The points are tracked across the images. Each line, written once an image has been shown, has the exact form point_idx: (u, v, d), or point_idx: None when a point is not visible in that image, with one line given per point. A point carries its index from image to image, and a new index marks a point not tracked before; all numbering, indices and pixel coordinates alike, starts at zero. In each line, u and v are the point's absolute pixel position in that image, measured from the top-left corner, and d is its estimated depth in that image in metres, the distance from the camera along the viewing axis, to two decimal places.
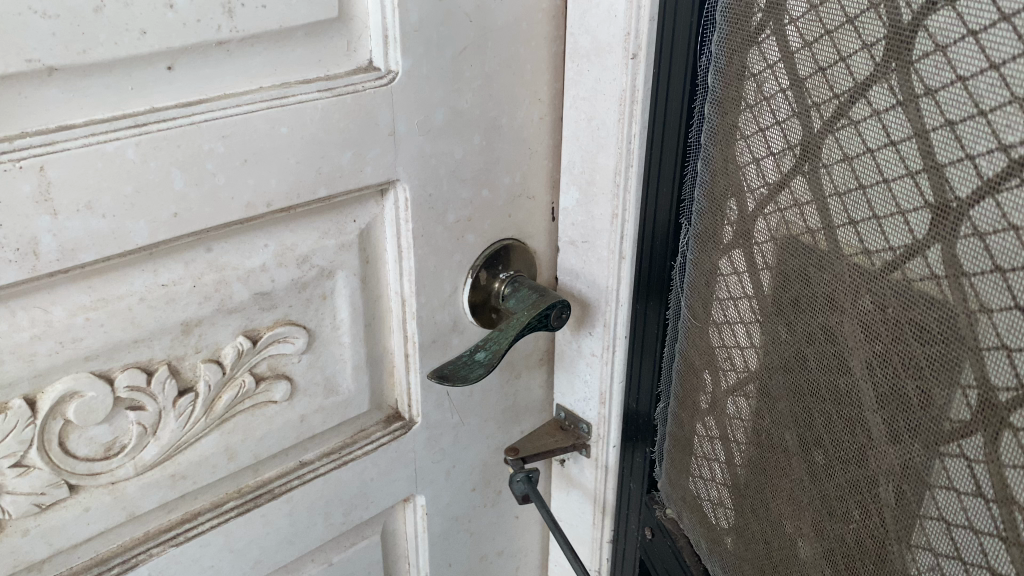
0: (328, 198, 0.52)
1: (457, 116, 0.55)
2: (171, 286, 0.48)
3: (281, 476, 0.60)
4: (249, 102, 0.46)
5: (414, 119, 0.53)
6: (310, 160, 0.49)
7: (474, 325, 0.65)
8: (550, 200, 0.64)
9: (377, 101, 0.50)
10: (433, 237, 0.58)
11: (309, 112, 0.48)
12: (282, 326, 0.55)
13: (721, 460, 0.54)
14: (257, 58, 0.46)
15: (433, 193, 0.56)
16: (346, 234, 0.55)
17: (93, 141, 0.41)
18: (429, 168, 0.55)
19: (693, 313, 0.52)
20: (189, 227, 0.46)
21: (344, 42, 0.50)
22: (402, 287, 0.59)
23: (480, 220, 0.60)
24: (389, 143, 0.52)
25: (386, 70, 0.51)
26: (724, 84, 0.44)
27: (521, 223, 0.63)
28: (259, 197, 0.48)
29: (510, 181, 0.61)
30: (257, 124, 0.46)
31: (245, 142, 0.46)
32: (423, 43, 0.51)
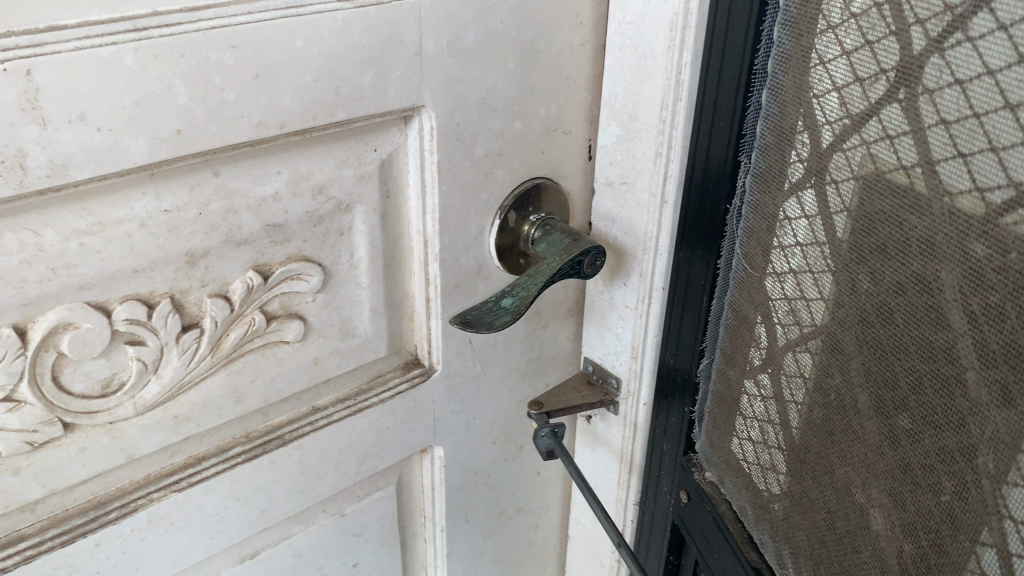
0: (346, 123, 0.47)
1: (490, 37, 0.50)
2: (174, 213, 0.44)
3: (292, 422, 0.56)
4: (263, 10, 0.41)
5: (443, 39, 0.48)
6: (327, 79, 0.44)
7: (501, 270, 0.60)
8: (587, 138, 0.60)
9: (403, 15, 0.45)
10: (460, 172, 0.53)
11: (326, 24, 0.43)
12: (295, 262, 0.50)
13: (775, 420, 0.50)
14: None
15: (462, 123, 0.51)
16: (366, 164, 0.51)
17: (87, 44, 0.37)
18: (457, 94, 0.50)
19: (750, 263, 0.49)
20: (193, 147, 0.42)
21: None
22: (425, 226, 0.55)
23: (511, 155, 0.55)
24: (415, 64, 0.47)
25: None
26: (803, 2, 0.39)
27: (555, 162, 0.59)
28: (271, 118, 0.44)
29: (545, 114, 0.56)
30: (270, 34, 0.41)
31: (257, 53, 0.41)
32: None
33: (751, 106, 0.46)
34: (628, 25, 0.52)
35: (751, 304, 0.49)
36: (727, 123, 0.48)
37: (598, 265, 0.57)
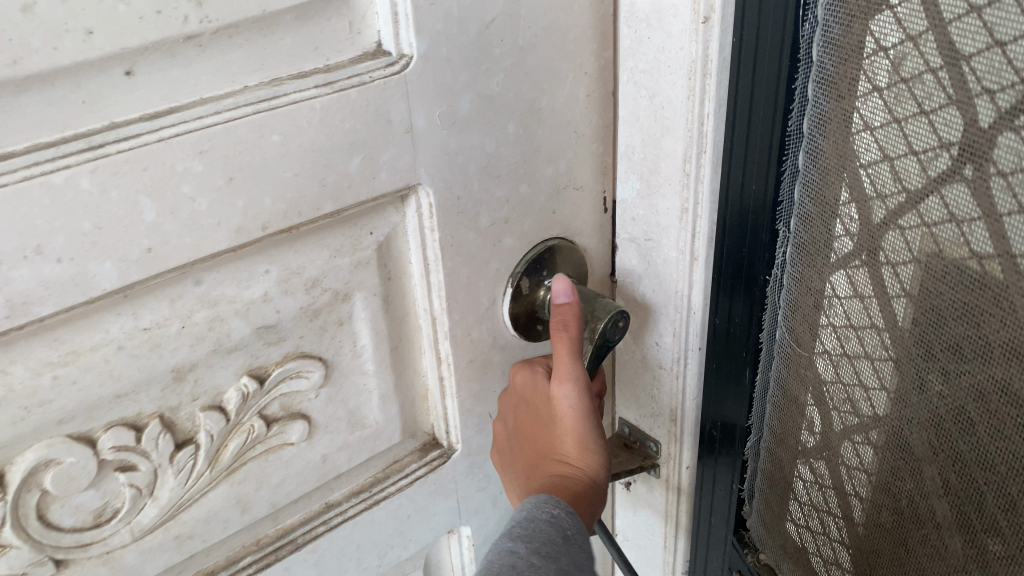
0: (338, 212, 0.43)
1: (487, 102, 0.45)
2: (154, 330, 0.40)
3: (305, 523, 0.52)
4: (231, 107, 0.37)
5: (435, 112, 0.43)
6: (311, 171, 0.40)
7: (518, 338, 0.56)
8: (603, 190, 0.55)
9: (388, 92, 0.41)
10: (465, 246, 0.49)
11: (303, 114, 0.39)
12: (293, 360, 0.46)
13: (832, 493, 0.49)
14: (236, 53, 0.37)
15: (462, 196, 0.47)
16: (362, 249, 0.46)
17: (36, 172, 0.33)
18: (456, 167, 0.46)
19: (796, 338, 0.47)
20: (168, 263, 0.38)
21: (346, 23, 0.40)
22: (431, 304, 0.51)
23: (519, 221, 0.51)
24: (406, 142, 0.43)
25: (399, 56, 0.41)
26: (840, 62, 0.37)
27: (569, 220, 0.54)
28: (252, 220, 0.39)
29: (553, 173, 0.51)
30: (242, 133, 0.37)
31: (229, 156, 0.37)
32: (442, 17, 0.41)
33: (787, 170, 0.42)
34: (641, 71, 0.47)
35: (798, 379, 0.47)
36: (761, 193, 0.44)
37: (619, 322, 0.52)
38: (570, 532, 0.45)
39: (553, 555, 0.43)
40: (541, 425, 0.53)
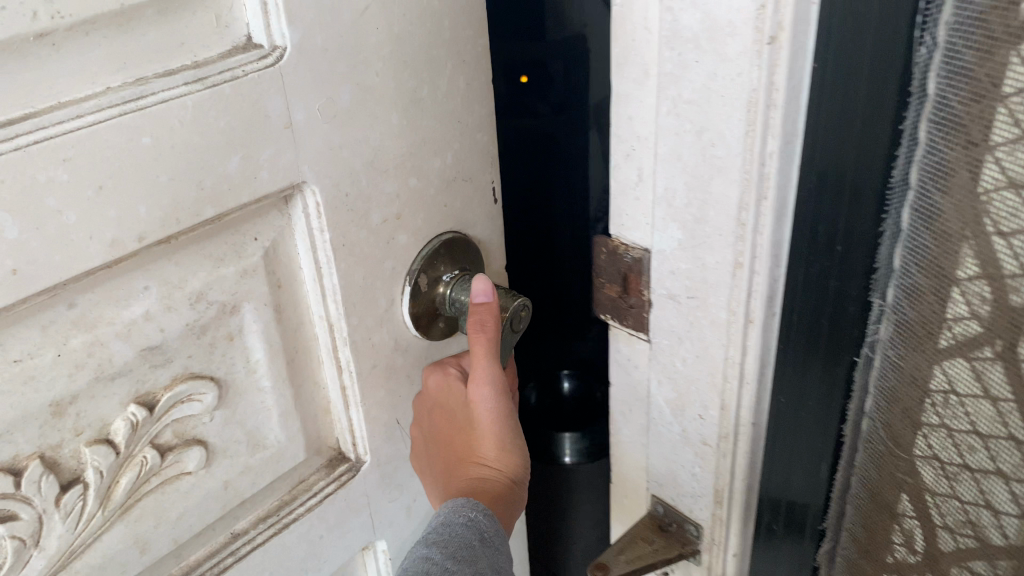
0: (217, 218, 0.41)
1: (367, 94, 0.45)
2: (26, 361, 0.36)
3: (210, 557, 0.48)
4: (96, 110, 0.34)
5: (314, 105, 0.42)
6: (185, 175, 0.38)
7: (420, 338, 0.55)
8: (490, 181, 0.57)
9: (262, 86, 0.39)
10: (359, 245, 0.48)
11: (174, 113, 0.36)
12: (182, 383, 0.43)
13: (926, 562, 0.50)
14: (93, 53, 0.35)
15: (350, 192, 0.46)
16: (247, 257, 0.44)
17: None
18: (342, 162, 0.45)
19: (898, 402, 0.46)
20: (35, 285, 0.34)
21: (212, 15, 0.38)
22: (326, 309, 0.49)
23: (411, 216, 0.51)
24: (287, 138, 0.41)
25: (270, 48, 0.40)
26: (965, 119, 0.36)
27: (460, 213, 0.55)
28: (127, 231, 0.36)
29: (440, 165, 0.52)
30: (110, 137, 0.35)
31: (96, 164, 0.35)
32: (314, 7, 0.40)
33: (887, 232, 0.42)
34: (687, 112, 0.45)
35: (901, 446, 0.47)
36: (856, 221, 0.42)
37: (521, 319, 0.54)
38: (488, 534, 0.51)
39: (469, 559, 0.49)
40: (457, 433, 0.56)
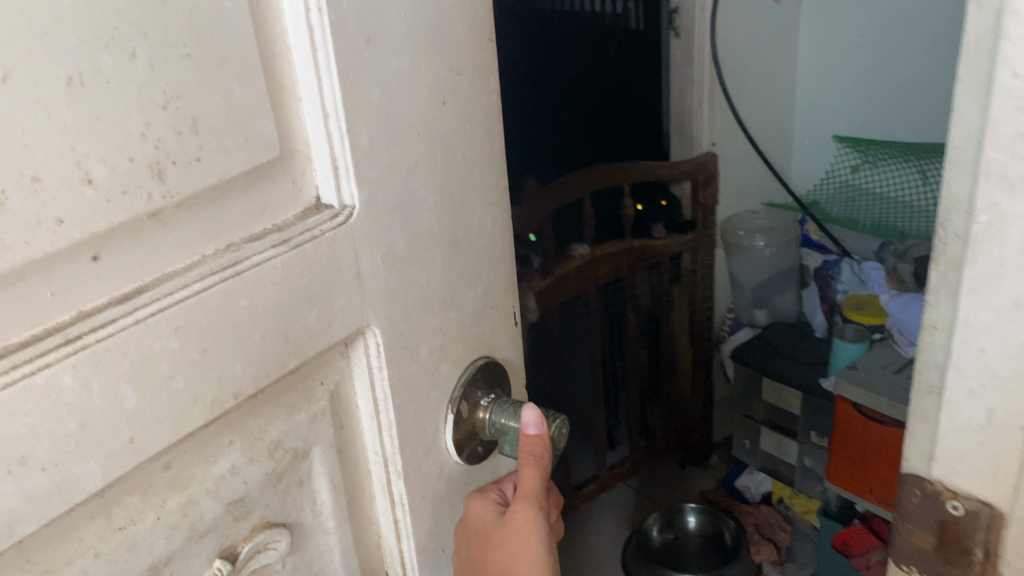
0: (296, 367, 0.43)
1: (417, 239, 0.48)
2: (129, 528, 0.37)
3: None
4: (200, 278, 0.37)
5: (377, 255, 0.46)
6: (277, 330, 0.41)
7: (462, 465, 0.56)
8: (511, 307, 0.60)
9: (337, 243, 0.43)
10: (411, 379, 0.50)
11: (268, 275, 0.40)
12: (261, 531, 0.44)
13: None
14: (194, 224, 0.37)
15: (405, 330, 0.49)
16: (316, 401, 0.46)
17: (19, 376, 0.30)
18: (397, 302, 0.48)
19: None
20: (146, 453, 0.36)
21: (289, 181, 0.42)
22: (382, 445, 0.50)
23: (452, 346, 0.53)
24: (355, 287, 0.45)
25: (340, 206, 0.44)
26: None
27: (490, 338, 0.57)
28: (225, 390, 0.38)
29: (473, 295, 0.55)
30: (215, 303, 0.37)
31: (202, 329, 0.37)
32: (376, 167, 0.44)
33: None
34: None
35: None
36: None
37: (561, 437, 0.56)
38: None
39: None
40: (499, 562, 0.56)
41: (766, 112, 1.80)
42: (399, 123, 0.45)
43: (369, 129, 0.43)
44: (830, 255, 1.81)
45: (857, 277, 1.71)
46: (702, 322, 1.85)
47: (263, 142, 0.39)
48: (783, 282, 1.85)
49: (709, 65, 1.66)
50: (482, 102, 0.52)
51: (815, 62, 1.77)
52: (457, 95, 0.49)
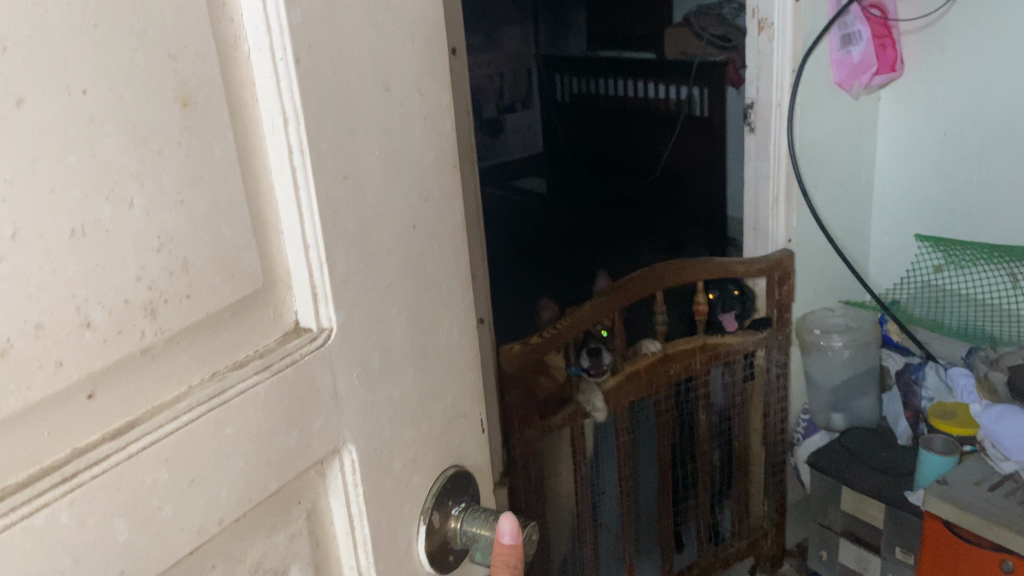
0: (276, 490, 0.44)
1: (390, 356, 0.51)
2: None
3: None
4: (189, 409, 0.38)
5: (353, 374, 0.48)
6: (259, 455, 0.42)
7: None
8: (478, 415, 0.62)
9: (316, 365, 0.45)
10: (385, 493, 0.51)
11: (251, 400, 0.41)
12: None
13: None
14: (182, 357, 0.39)
15: (379, 445, 0.51)
16: (294, 520, 0.47)
17: (18, 517, 0.32)
18: (372, 419, 0.50)
19: None
20: None
21: (270, 308, 0.44)
22: (357, 559, 0.51)
23: (423, 457, 0.55)
24: (332, 406, 0.47)
25: (318, 330, 0.46)
26: None
27: (458, 447, 0.59)
28: (211, 517, 0.40)
29: (442, 407, 0.57)
30: (202, 433, 0.39)
31: (190, 460, 0.38)
32: (352, 291, 0.47)
33: None
34: None
35: None
36: None
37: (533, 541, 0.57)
38: None
39: None
40: None
41: (842, 208, 1.67)
42: (374, 250, 0.48)
43: (346, 257, 0.46)
44: (912, 357, 1.65)
45: (943, 381, 1.55)
46: (776, 424, 1.69)
47: (247, 274, 0.42)
48: (863, 386, 1.67)
49: (785, 161, 1.53)
50: (449, 224, 0.55)
51: (888, 145, 1.67)
52: (427, 220, 0.53)
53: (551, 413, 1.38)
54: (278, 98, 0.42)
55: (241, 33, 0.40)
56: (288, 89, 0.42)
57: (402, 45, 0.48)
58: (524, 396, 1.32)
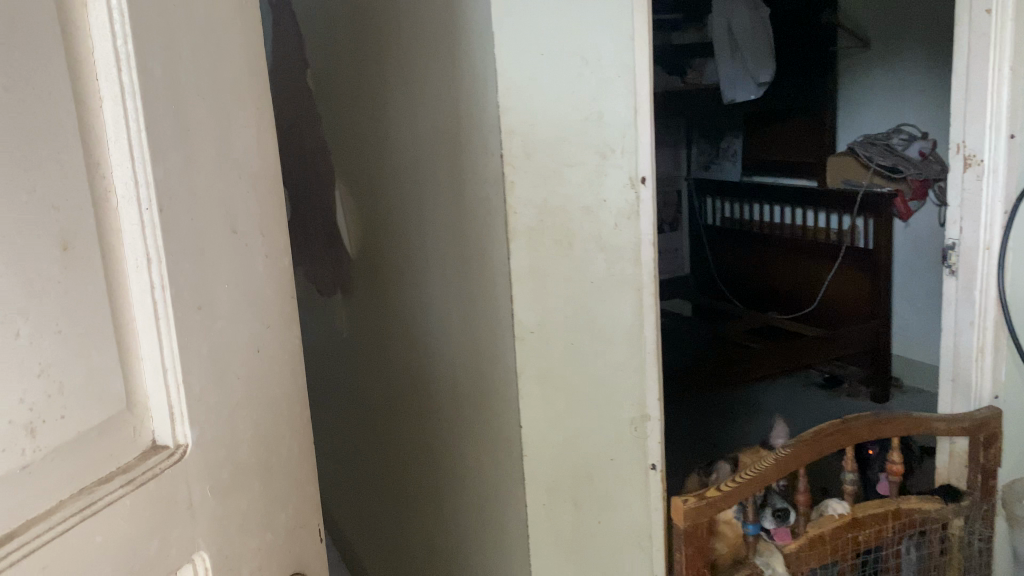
0: None
1: (238, 468, 0.56)
2: None
3: None
4: (62, 520, 0.42)
5: (207, 485, 0.53)
6: (124, 560, 0.46)
7: None
8: (317, 524, 0.67)
9: (174, 477, 0.50)
10: None
11: (117, 511, 0.46)
12: None
13: None
14: (56, 472, 0.43)
15: (229, 552, 0.55)
16: None
17: None
18: (223, 527, 0.54)
19: None
20: None
21: (130, 427, 0.49)
22: None
23: (269, 564, 0.59)
24: (188, 515, 0.51)
25: (175, 446, 0.51)
26: None
27: (300, 556, 0.64)
28: None
29: (286, 516, 0.62)
30: (73, 541, 0.43)
31: (63, 567, 0.42)
32: (205, 409, 0.52)
33: None
34: None
35: None
36: None
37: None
38: None
39: None
40: None
41: None
42: (223, 372, 0.54)
43: (199, 377, 0.52)
44: None
45: None
46: None
47: (109, 396, 0.47)
48: None
49: (992, 310, 1.38)
50: (286, 346, 0.62)
51: None
52: (268, 345, 0.59)
53: (725, 574, 1.28)
54: (142, 243, 0.48)
55: (111, 187, 0.47)
56: (152, 235, 0.48)
57: (243, 193, 0.56)
58: (696, 550, 1.19)
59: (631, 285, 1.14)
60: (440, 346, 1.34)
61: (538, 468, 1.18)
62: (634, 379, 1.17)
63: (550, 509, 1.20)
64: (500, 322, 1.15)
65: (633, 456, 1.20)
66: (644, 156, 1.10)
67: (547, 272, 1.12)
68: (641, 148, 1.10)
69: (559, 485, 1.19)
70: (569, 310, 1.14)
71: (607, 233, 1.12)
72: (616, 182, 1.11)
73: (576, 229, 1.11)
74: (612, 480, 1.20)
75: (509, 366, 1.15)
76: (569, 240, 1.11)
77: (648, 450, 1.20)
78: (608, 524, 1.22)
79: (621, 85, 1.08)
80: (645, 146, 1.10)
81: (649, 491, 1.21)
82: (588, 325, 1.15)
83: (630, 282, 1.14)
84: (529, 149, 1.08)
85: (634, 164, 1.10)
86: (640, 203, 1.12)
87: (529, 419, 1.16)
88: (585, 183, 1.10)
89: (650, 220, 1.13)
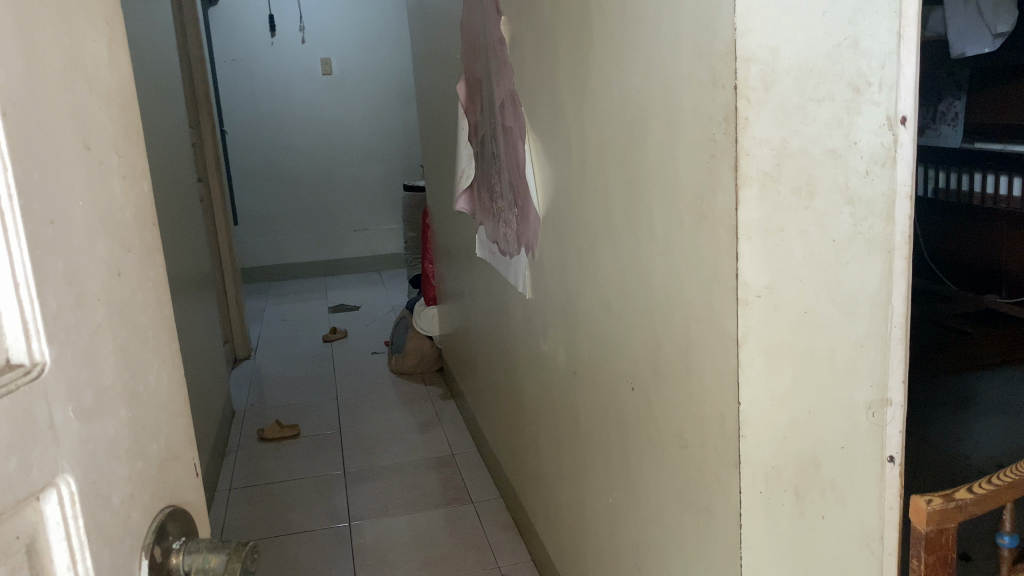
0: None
1: (103, 394, 0.54)
2: None
3: None
4: None
5: (69, 406, 0.50)
6: None
7: None
8: (190, 459, 0.67)
9: (31, 396, 0.47)
10: (104, 526, 0.54)
11: None
12: None
13: None
14: None
15: (96, 479, 0.53)
16: (13, 555, 0.47)
17: None
18: (89, 453, 0.52)
19: None
20: None
21: None
22: None
23: (141, 494, 0.58)
24: (49, 437, 0.49)
25: (31, 364, 0.48)
26: None
27: (174, 488, 0.64)
28: None
29: (157, 447, 0.61)
30: None
31: None
32: (63, 328, 0.50)
33: None
34: None
35: None
36: None
37: (255, 557, 0.63)
38: None
39: None
40: None
41: None
42: (83, 292, 0.52)
43: (56, 295, 0.49)
44: None
45: None
46: None
47: None
48: None
49: None
50: (150, 278, 0.61)
51: None
52: (132, 268, 0.58)
53: None
54: None
55: None
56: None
57: (98, 108, 0.55)
58: (938, 560, 1.03)
59: (881, 247, 1.11)
60: (661, 317, 1.31)
61: (756, 446, 1.12)
62: (877, 354, 1.14)
63: (768, 498, 1.14)
64: (719, 282, 1.10)
65: (870, 446, 1.17)
66: (903, 93, 1.07)
67: (784, 225, 1.06)
68: (901, 82, 1.06)
69: (781, 470, 1.14)
70: (804, 273, 1.09)
71: (857, 182, 1.08)
72: (871, 121, 1.06)
73: (820, 175, 1.06)
74: (845, 464, 1.16)
75: (730, 334, 1.10)
76: (811, 189, 1.06)
77: (887, 439, 1.17)
78: (838, 519, 1.18)
79: (885, 5, 1.04)
80: (907, 80, 1.07)
81: (884, 484, 1.19)
82: (834, 291, 1.11)
83: (881, 244, 1.11)
84: (769, 79, 1.01)
85: (893, 101, 1.07)
86: (897, 145, 1.08)
87: (750, 395, 1.10)
88: (835, 121, 1.05)
89: (908, 168, 1.09)
